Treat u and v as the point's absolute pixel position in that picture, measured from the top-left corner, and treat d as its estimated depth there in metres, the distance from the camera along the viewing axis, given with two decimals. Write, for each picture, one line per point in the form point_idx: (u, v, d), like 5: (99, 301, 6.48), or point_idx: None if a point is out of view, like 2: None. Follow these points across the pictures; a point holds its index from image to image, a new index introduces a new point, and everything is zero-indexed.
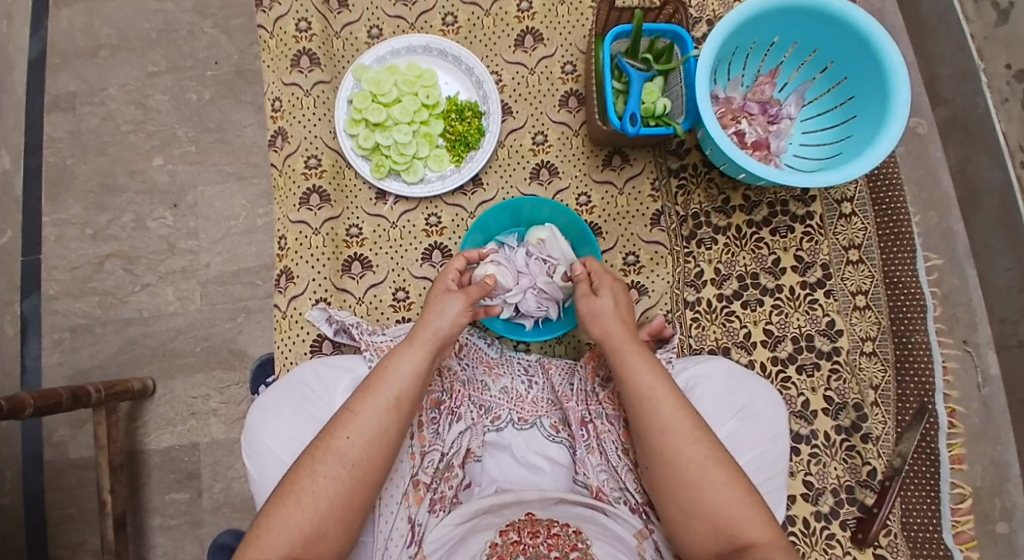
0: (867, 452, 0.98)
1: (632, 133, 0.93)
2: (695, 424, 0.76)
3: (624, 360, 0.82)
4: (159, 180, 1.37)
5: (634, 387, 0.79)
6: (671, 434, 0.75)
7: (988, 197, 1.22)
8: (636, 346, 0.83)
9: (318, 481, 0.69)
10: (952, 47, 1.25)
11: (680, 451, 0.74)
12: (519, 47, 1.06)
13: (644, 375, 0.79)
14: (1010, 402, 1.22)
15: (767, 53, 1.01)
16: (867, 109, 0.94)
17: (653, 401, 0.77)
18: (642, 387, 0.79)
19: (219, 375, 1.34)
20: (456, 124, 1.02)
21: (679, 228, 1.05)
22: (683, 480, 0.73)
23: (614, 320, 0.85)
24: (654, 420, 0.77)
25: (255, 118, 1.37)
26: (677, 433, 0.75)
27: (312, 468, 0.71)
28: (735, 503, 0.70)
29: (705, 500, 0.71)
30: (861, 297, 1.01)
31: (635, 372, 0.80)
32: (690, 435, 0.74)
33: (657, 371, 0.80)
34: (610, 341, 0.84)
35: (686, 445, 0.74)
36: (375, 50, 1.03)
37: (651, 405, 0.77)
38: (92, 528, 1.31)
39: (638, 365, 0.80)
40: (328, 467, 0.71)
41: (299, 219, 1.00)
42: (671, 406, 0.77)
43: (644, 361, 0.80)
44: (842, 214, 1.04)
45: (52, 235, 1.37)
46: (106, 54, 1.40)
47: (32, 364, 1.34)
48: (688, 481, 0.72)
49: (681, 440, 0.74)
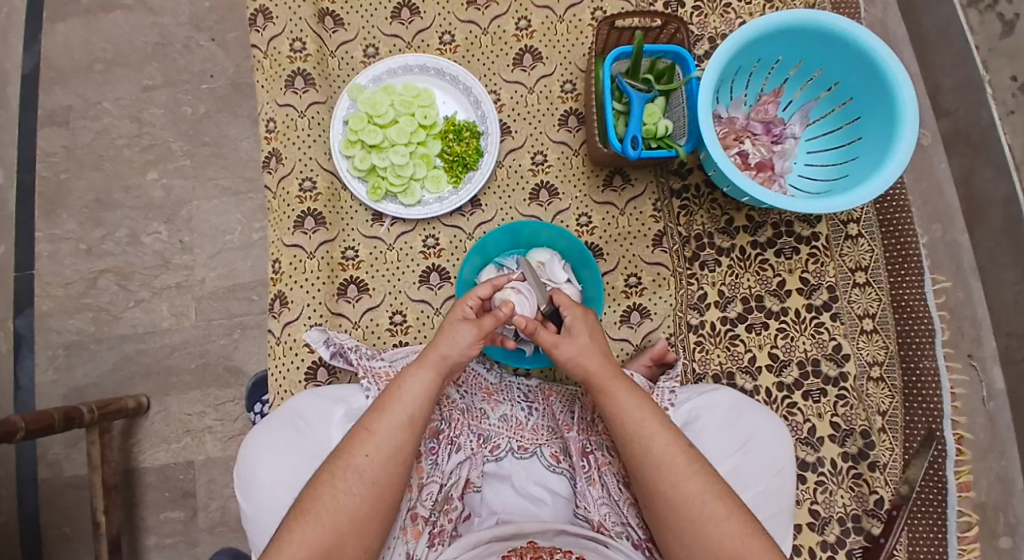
0: (875, 480, 0.96)
1: (633, 157, 0.92)
2: (689, 458, 0.74)
3: (611, 400, 0.80)
4: (154, 194, 1.35)
5: (624, 427, 0.78)
6: (665, 472, 0.73)
7: (993, 209, 1.18)
8: (621, 382, 0.81)
9: (338, 497, 0.72)
10: (955, 59, 1.22)
11: (677, 487, 0.73)
12: (518, 66, 1.06)
13: (633, 413, 0.78)
14: (1016, 418, 1.17)
15: (771, 72, 0.99)
16: (873, 130, 0.92)
17: (644, 440, 0.76)
18: (631, 426, 0.77)
19: (214, 392, 1.32)
20: (453, 144, 1.01)
21: (681, 249, 1.03)
22: (682, 516, 0.72)
23: (595, 357, 0.83)
24: (647, 456, 0.75)
25: (251, 132, 1.35)
26: (672, 469, 0.73)
27: (332, 485, 0.73)
28: (736, 537, 0.69)
29: (705, 535, 0.70)
30: (868, 321, 1.00)
31: (623, 411, 0.78)
32: (685, 470, 0.73)
33: (645, 408, 0.78)
34: (591, 381, 0.82)
35: (682, 481, 0.73)
36: (371, 70, 1.03)
37: (643, 444, 0.76)
38: (87, 547, 1.29)
39: (626, 403, 0.79)
40: (347, 484, 0.73)
41: (294, 243, 0.99)
42: (663, 442, 0.75)
43: (631, 399, 0.79)
44: (848, 235, 1.02)
45: (45, 251, 1.35)
46: (101, 68, 1.38)
47: (26, 382, 1.32)
48: (687, 517, 0.71)
49: (676, 476, 0.73)
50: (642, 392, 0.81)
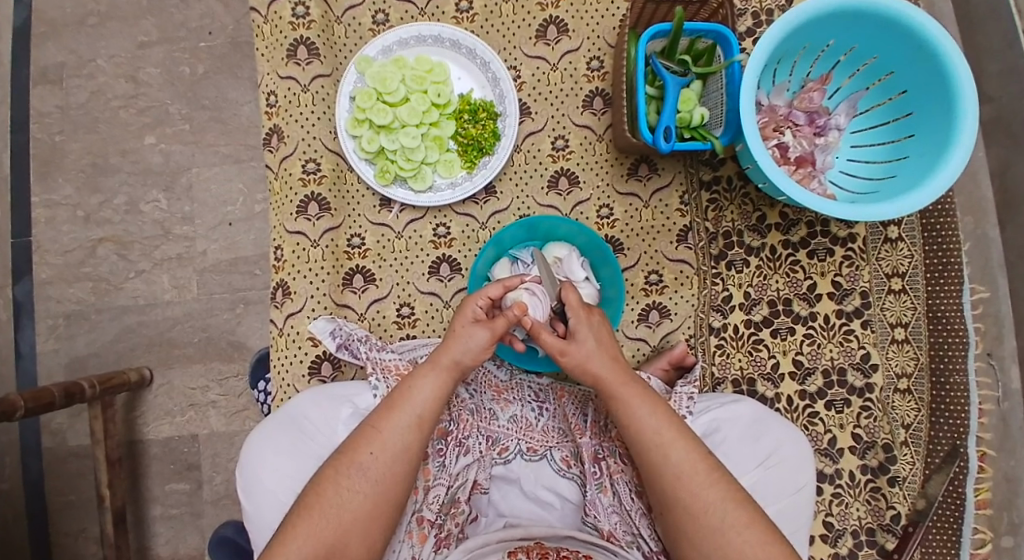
0: (893, 495, 0.92)
1: (666, 150, 0.84)
2: (710, 465, 0.70)
3: (624, 407, 0.74)
4: (152, 160, 1.29)
5: (640, 434, 0.72)
6: (685, 480, 0.69)
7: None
8: (636, 387, 0.75)
9: (343, 494, 0.68)
10: (1001, 46, 1.11)
11: (697, 495, 0.68)
12: (540, 39, 0.98)
13: (650, 420, 0.72)
14: None
15: (818, 57, 0.90)
16: (926, 128, 0.84)
17: (663, 449, 0.71)
18: (648, 433, 0.72)
19: (217, 367, 1.28)
20: (468, 126, 0.94)
21: (707, 246, 0.98)
22: (703, 526, 0.67)
23: (604, 361, 0.76)
24: (663, 467, 0.70)
25: (253, 95, 1.28)
26: (693, 477, 0.69)
27: (336, 481, 0.69)
28: (758, 546, 0.65)
29: (726, 545, 0.66)
30: (900, 330, 0.95)
31: (639, 418, 0.73)
32: (706, 477, 0.69)
33: (663, 414, 0.73)
34: (601, 385, 0.76)
35: (703, 489, 0.68)
36: (381, 40, 0.95)
37: (661, 452, 0.71)
38: (91, 516, 1.28)
39: (643, 409, 0.73)
40: (352, 481, 0.69)
41: (297, 230, 0.95)
42: (682, 451, 0.70)
43: (647, 406, 0.73)
44: (887, 239, 0.96)
45: (42, 217, 1.30)
46: (94, 22, 1.30)
47: (26, 350, 1.29)
48: (708, 526, 0.67)
49: (697, 484, 0.68)
50: (658, 397, 0.75)
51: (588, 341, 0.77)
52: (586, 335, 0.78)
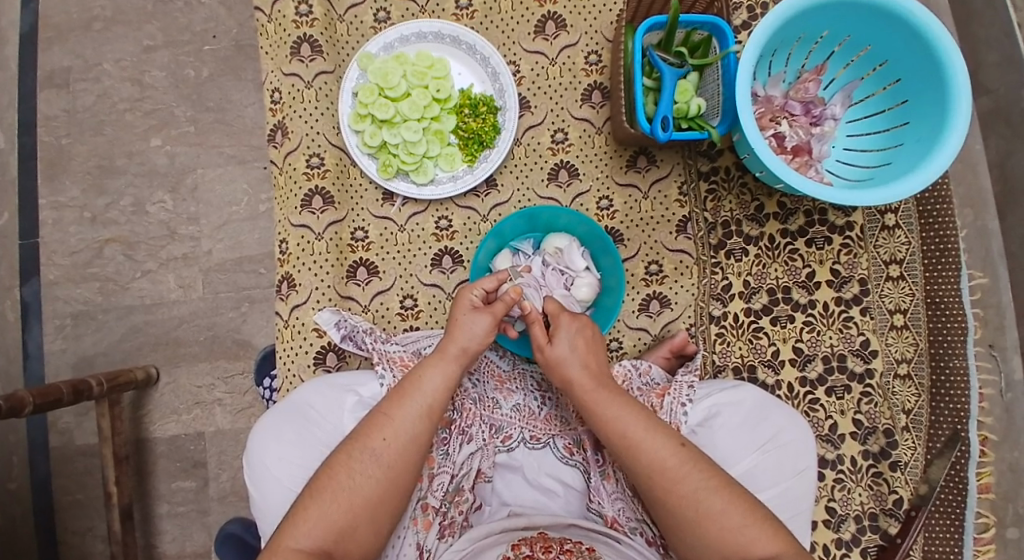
0: (895, 480, 0.93)
1: (663, 139, 0.85)
2: (681, 459, 0.70)
3: (592, 411, 0.75)
4: (157, 161, 1.31)
5: (610, 438, 0.73)
6: (657, 476, 0.70)
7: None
8: (605, 391, 0.76)
9: (355, 478, 0.68)
10: (998, 35, 1.13)
11: (670, 489, 0.69)
12: (539, 35, 1.00)
13: (618, 424, 0.73)
14: None
15: (814, 47, 0.92)
16: (921, 115, 0.85)
17: (632, 450, 0.71)
18: (616, 439, 0.73)
19: (223, 365, 1.29)
20: (469, 120, 0.96)
21: (706, 236, 0.99)
22: (681, 518, 0.68)
23: (575, 368, 0.78)
24: (635, 467, 0.71)
25: (256, 97, 1.30)
26: (665, 475, 0.69)
27: (348, 465, 0.69)
28: (739, 530, 0.66)
29: (707, 534, 0.67)
30: (900, 317, 0.95)
31: (608, 422, 0.74)
32: (678, 472, 0.69)
33: (631, 414, 0.73)
34: (573, 390, 0.78)
35: (677, 482, 0.69)
36: (382, 37, 0.97)
37: (630, 454, 0.71)
38: (99, 514, 1.29)
39: (611, 412, 0.74)
40: (363, 465, 0.70)
41: (301, 223, 0.96)
42: (654, 447, 0.71)
43: (617, 407, 0.74)
44: (885, 226, 0.97)
45: (50, 219, 1.32)
46: (100, 27, 1.32)
47: (34, 350, 1.31)
48: (685, 518, 0.68)
49: (669, 479, 0.69)
50: (630, 398, 0.76)
51: (562, 346, 0.79)
52: (561, 340, 0.80)
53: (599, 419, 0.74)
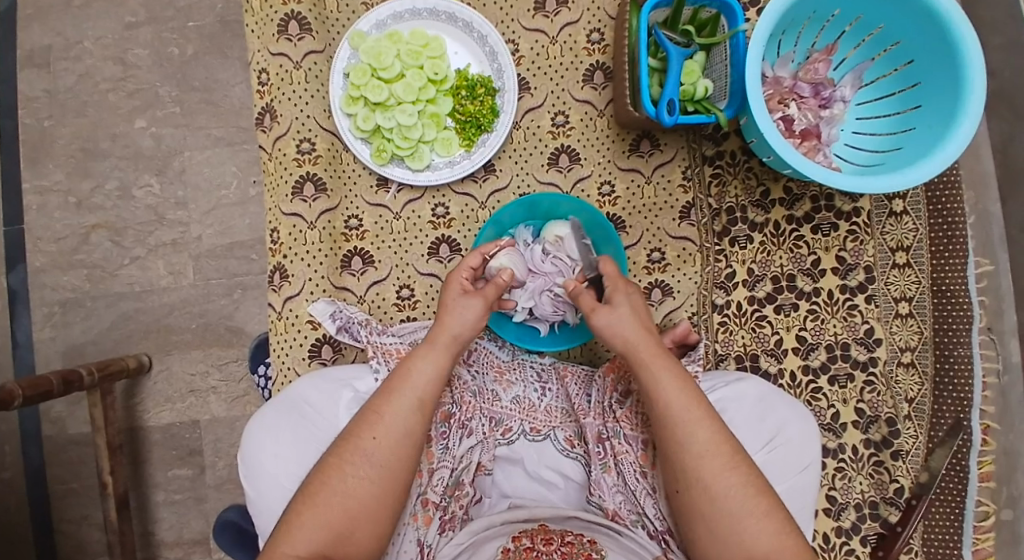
0: (897, 469, 0.92)
1: (670, 123, 0.81)
2: (733, 448, 0.68)
3: (652, 377, 0.72)
4: (143, 144, 1.26)
5: (668, 412, 0.69)
6: (708, 459, 0.67)
7: None
8: (666, 357, 0.74)
9: (346, 480, 0.67)
10: (1004, 16, 1.09)
11: (717, 478, 0.66)
12: (539, 12, 0.96)
13: (678, 399, 0.70)
14: None
15: (825, 25, 0.88)
16: (934, 98, 0.81)
17: (689, 425, 0.68)
18: (676, 409, 0.69)
19: (217, 352, 1.26)
20: (466, 103, 0.92)
21: (710, 223, 0.96)
22: (720, 509, 0.65)
23: (635, 328, 0.76)
24: (688, 443, 0.68)
25: (244, 77, 1.25)
26: (715, 458, 0.67)
27: (339, 467, 0.68)
28: (773, 535, 0.63)
29: (742, 531, 0.64)
30: (904, 305, 0.94)
31: (669, 392, 0.70)
32: (729, 460, 0.67)
33: (692, 389, 0.71)
34: (631, 351, 0.75)
35: (722, 473, 0.66)
36: (373, 14, 0.92)
37: (687, 429, 0.68)
38: (95, 502, 1.28)
39: (674, 382, 0.71)
40: (355, 468, 0.68)
41: (292, 212, 0.93)
42: (709, 429, 0.68)
43: (679, 377, 0.71)
44: (892, 212, 0.95)
45: (34, 204, 1.28)
46: (80, 3, 1.27)
47: (23, 339, 1.28)
48: (724, 511, 0.65)
49: (717, 468, 0.66)
50: (688, 376, 0.73)
51: (624, 310, 0.77)
52: (622, 304, 0.78)
53: (658, 385, 0.71)
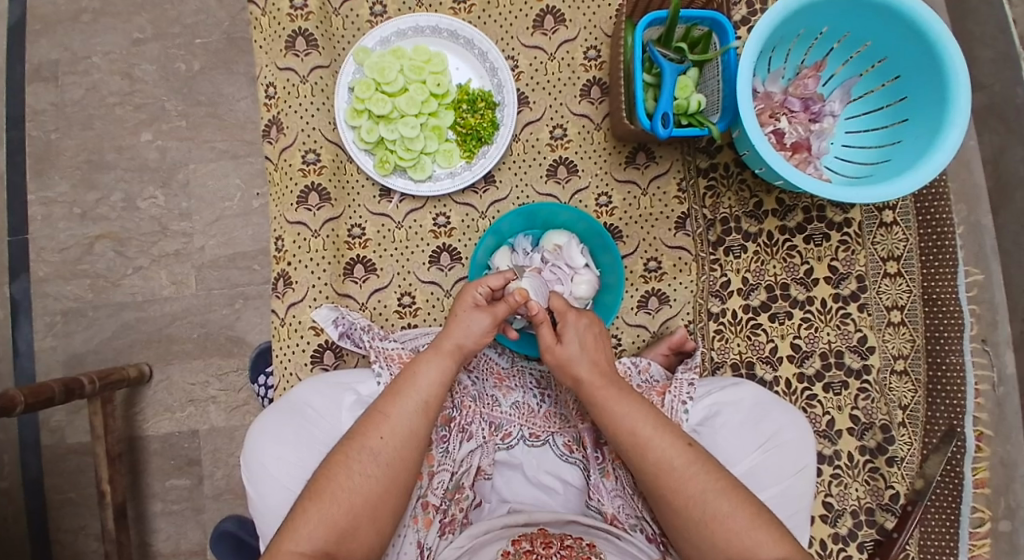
0: (891, 475, 0.94)
1: (664, 136, 0.84)
2: (688, 458, 0.70)
3: (599, 412, 0.75)
4: (148, 156, 1.29)
5: (616, 436, 0.73)
6: (664, 474, 0.70)
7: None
8: (613, 388, 0.75)
9: (354, 478, 0.68)
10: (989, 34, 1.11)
11: (677, 489, 0.69)
12: (538, 30, 0.99)
13: (625, 421, 0.73)
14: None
15: (813, 43, 0.92)
16: (922, 111, 0.84)
17: (639, 448, 0.71)
18: (623, 436, 0.72)
19: (217, 362, 1.27)
20: (467, 116, 0.95)
21: (705, 233, 0.99)
22: (687, 517, 0.68)
23: (583, 366, 0.77)
24: (642, 465, 0.71)
25: (249, 91, 1.28)
26: (671, 473, 0.69)
27: (347, 465, 0.69)
28: (745, 533, 0.65)
29: (713, 535, 0.67)
30: (897, 313, 0.96)
31: (616, 421, 0.73)
32: (685, 471, 0.69)
33: (638, 411, 0.73)
34: (581, 390, 0.77)
35: (683, 482, 0.69)
36: (379, 32, 0.95)
37: (638, 453, 0.71)
38: (92, 513, 1.27)
39: (619, 410, 0.73)
40: (362, 466, 0.69)
41: (297, 220, 0.95)
42: (659, 448, 0.70)
43: (625, 405, 0.74)
44: (882, 223, 0.97)
45: (39, 214, 1.30)
46: (89, 19, 1.30)
47: (25, 348, 1.29)
48: (692, 519, 0.68)
49: (676, 479, 0.69)
50: (637, 396, 0.75)
51: (573, 346, 0.78)
52: (571, 340, 0.79)
53: (608, 418, 0.74)
